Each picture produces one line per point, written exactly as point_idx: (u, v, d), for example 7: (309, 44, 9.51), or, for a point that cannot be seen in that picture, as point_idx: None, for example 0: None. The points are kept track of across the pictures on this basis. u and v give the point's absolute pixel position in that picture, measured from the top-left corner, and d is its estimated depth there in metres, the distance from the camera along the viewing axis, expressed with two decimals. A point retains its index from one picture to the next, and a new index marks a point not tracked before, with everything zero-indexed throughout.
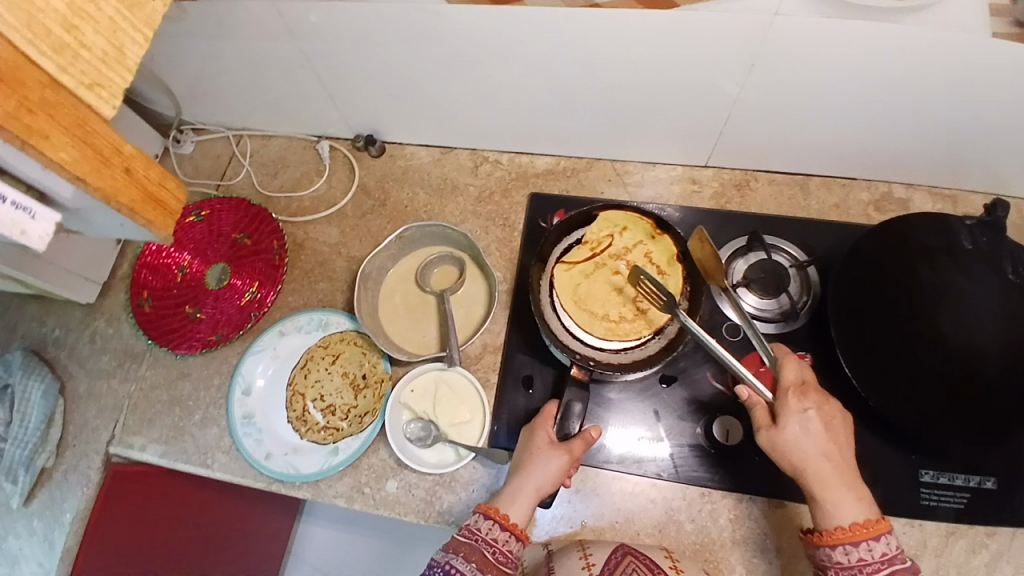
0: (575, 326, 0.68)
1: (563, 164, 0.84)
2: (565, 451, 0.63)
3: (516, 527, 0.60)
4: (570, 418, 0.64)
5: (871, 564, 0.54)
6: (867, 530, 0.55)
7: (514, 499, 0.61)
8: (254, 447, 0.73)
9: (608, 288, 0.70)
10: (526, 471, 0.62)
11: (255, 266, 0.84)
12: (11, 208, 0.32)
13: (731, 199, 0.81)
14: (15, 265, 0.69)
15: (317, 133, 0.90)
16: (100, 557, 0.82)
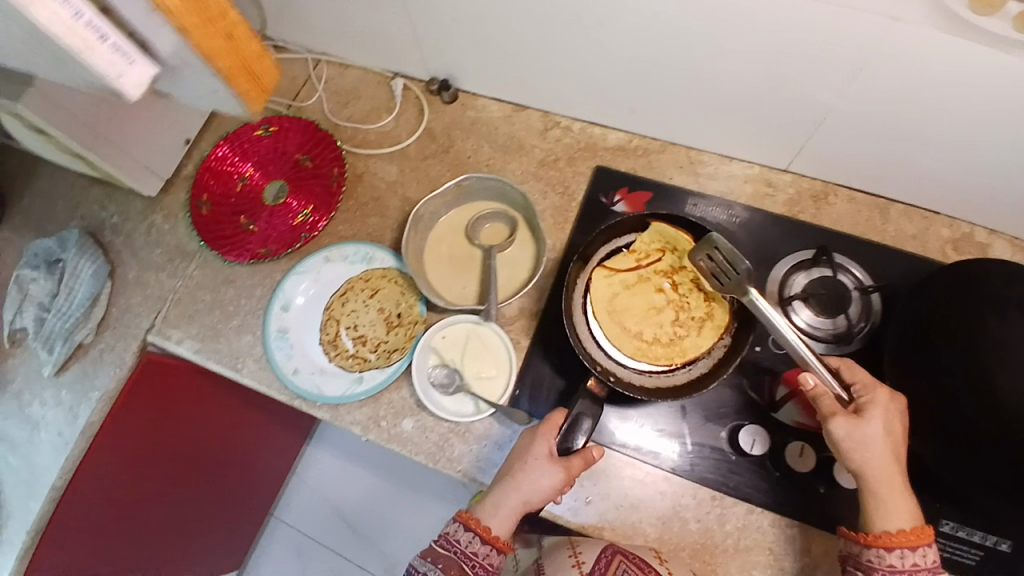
0: (605, 338, 0.69)
1: (635, 142, 0.81)
2: (562, 468, 0.61)
3: (497, 541, 0.63)
4: (576, 432, 0.63)
5: (923, 568, 0.56)
6: (924, 538, 0.57)
7: (496, 513, 0.63)
8: (284, 360, 0.75)
9: (648, 305, 0.69)
10: (517, 484, 0.62)
11: (312, 189, 0.84)
12: (117, 50, 0.36)
13: (805, 209, 0.77)
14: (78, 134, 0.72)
15: (394, 69, 0.89)
16: (123, 436, 0.86)
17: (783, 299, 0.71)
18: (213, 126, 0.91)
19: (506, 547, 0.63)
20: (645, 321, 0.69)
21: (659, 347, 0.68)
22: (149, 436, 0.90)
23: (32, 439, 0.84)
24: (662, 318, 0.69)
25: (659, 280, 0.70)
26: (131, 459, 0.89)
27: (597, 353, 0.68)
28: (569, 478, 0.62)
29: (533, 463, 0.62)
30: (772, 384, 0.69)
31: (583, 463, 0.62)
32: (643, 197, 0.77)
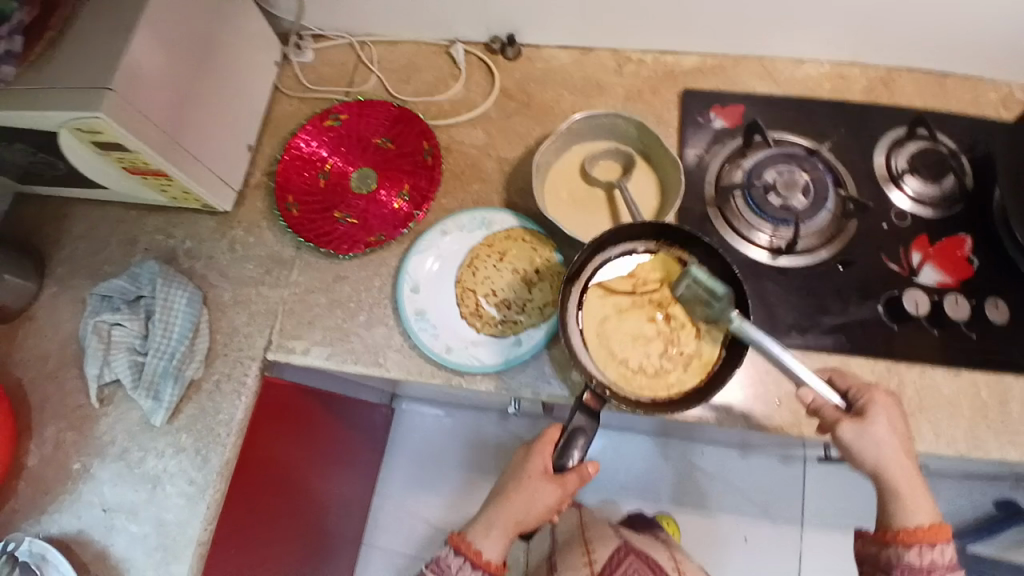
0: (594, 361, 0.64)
1: (711, 62, 0.83)
2: (555, 485, 0.67)
3: (487, 563, 0.68)
4: (574, 446, 0.61)
5: (940, 566, 0.60)
6: (939, 535, 0.60)
7: (486, 535, 0.68)
8: (433, 341, 0.73)
9: (627, 331, 0.66)
10: (509, 502, 0.68)
11: (402, 168, 0.81)
12: None
13: (881, 95, 0.82)
14: (155, 145, 0.69)
15: (451, 36, 0.88)
16: (244, 475, 0.80)
17: (892, 175, 0.77)
18: (270, 128, 0.87)
19: (497, 570, 0.68)
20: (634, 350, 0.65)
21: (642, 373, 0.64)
22: (262, 473, 0.84)
23: (154, 498, 0.76)
24: (649, 344, 0.65)
25: (643, 305, 0.66)
26: (252, 495, 0.84)
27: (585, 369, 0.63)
28: (564, 493, 0.67)
29: (525, 481, 0.68)
30: (906, 252, 0.74)
31: (575, 482, 0.67)
32: (738, 109, 0.80)
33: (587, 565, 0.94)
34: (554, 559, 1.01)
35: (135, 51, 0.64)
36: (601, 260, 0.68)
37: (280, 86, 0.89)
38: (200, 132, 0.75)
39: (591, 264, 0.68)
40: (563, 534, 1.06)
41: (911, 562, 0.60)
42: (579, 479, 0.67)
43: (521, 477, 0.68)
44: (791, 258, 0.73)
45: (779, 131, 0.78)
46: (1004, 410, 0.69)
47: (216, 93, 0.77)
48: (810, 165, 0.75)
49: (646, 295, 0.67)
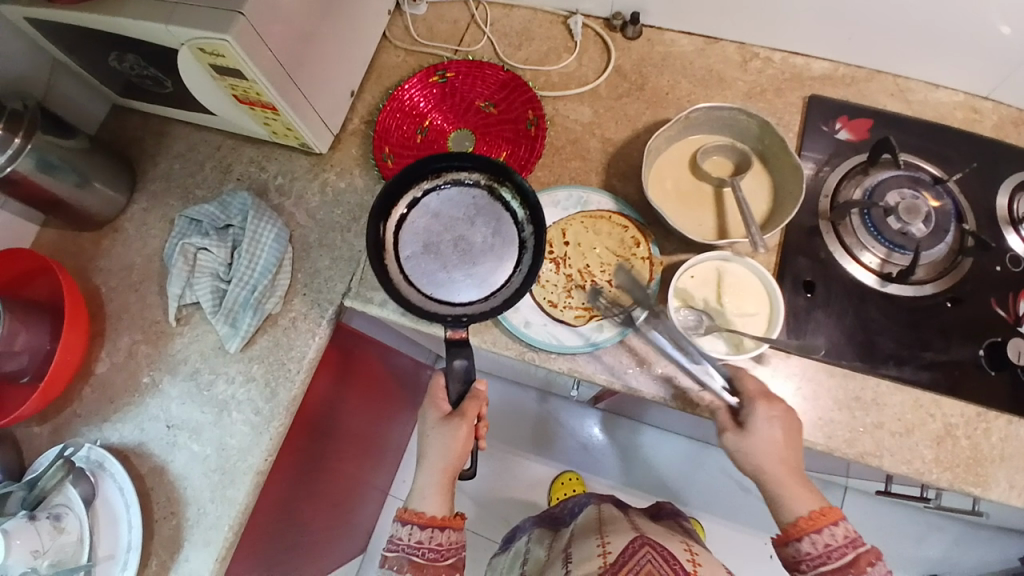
0: (459, 292, 0.69)
1: (842, 71, 0.79)
2: (459, 421, 0.66)
3: (436, 518, 0.67)
4: (452, 377, 0.66)
5: (836, 549, 0.60)
6: (829, 516, 0.61)
7: (423, 498, 0.67)
8: (512, 312, 0.72)
9: (436, 255, 0.71)
10: (428, 460, 0.67)
11: (502, 135, 0.80)
12: None
13: (1011, 133, 0.77)
14: (273, 78, 0.68)
15: (571, 8, 0.85)
16: (299, 416, 0.83)
17: (1012, 218, 0.73)
18: (374, 76, 0.86)
19: (450, 521, 0.67)
20: (455, 257, 0.71)
21: (464, 271, 0.70)
22: (314, 417, 0.87)
23: (220, 422, 0.77)
24: (472, 242, 0.71)
25: (449, 223, 0.72)
26: (303, 436, 0.86)
27: (446, 309, 0.68)
28: (470, 424, 0.66)
29: (430, 431, 0.67)
30: (1014, 301, 0.70)
31: (477, 409, 0.67)
32: (864, 124, 0.75)
33: (599, 564, 0.89)
34: (568, 544, 1.01)
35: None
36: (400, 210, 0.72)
37: (389, 35, 0.88)
38: (313, 73, 0.75)
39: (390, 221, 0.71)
40: (581, 525, 1.05)
41: (812, 555, 0.60)
42: (480, 404, 0.67)
43: (426, 431, 0.67)
44: (899, 287, 0.69)
45: (909, 153, 0.74)
46: None
47: (332, 33, 0.76)
48: (936, 193, 0.70)
49: (435, 223, 0.72)
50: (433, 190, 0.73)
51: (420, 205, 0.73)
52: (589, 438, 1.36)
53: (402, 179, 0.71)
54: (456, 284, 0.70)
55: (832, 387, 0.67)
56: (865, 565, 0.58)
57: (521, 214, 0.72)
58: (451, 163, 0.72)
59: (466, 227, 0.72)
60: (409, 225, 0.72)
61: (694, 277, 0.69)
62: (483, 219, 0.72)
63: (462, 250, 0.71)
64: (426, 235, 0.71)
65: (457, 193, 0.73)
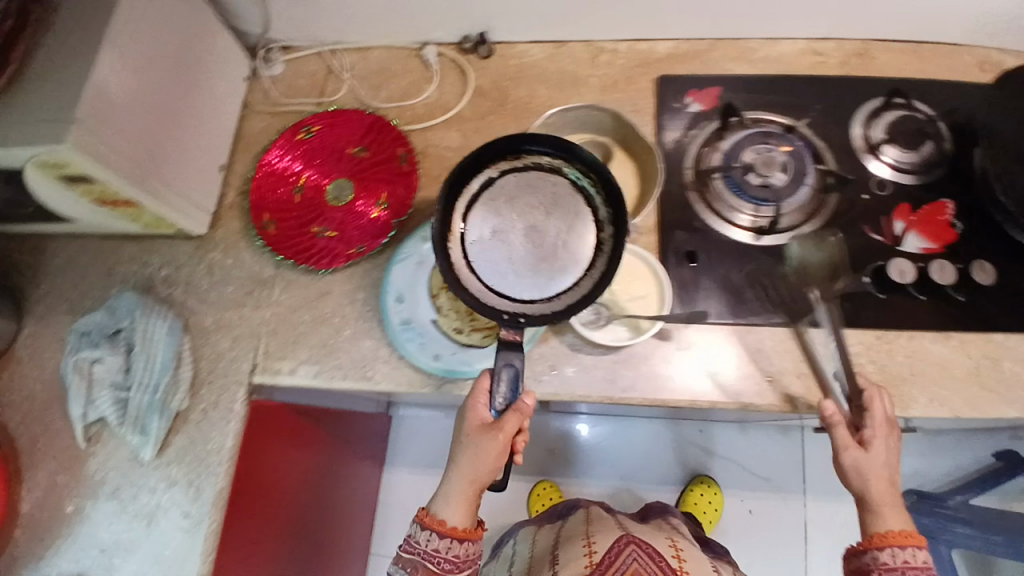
0: (495, 285, 0.64)
1: (686, 47, 0.82)
2: (498, 431, 0.61)
3: (455, 530, 0.64)
4: (501, 384, 0.59)
5: (913, 567, 0.60)
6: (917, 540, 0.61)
7: (446, 503, 0.64)
8: (420, 349, 0.71)
9: (503, 243, 0.65)
10: (459, 467, 0.63)
11: (379, 176, 0.79)
12: None
13: (857, 67, 0.80)
14: (132, 177, 0.67)
15: (420, 39, 0.86)
16: (242, 501, 0.79)
17: (869, 145, 0.76)
18: (242, 145, 0.85)
19: (469, 534, 0.65)
20: (521, 250, 0.64)
21: (539, 258, 0.64)
22: (262, 495, 0.84)
23: (151, 532, 0.74)
24: (545, 233, 0.65)
25: (522, 211, 0.66)
26: (254, 519, 0.83)
27: (500, 303, 0.63)
28: (508, 438, 0.61)
29: (467, 437, 0.63)
30: (888, 222, 0.74)
31: (518, 424, 0.61)
32: (714, 92, 0.79)
33: (587, 564, 0.88)
34: (557, 544, 1.00)
35: (99, 79, 0.62)
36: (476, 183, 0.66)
37: (249, 101, 0.87)
38: (173, 159, 0.73)
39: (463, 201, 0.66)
40: (567, 529, 1.04)
41: (886, 565, 0.61)
42: (522, 418, 0.61)
43: (461, 438, 0.63)
44: (773, 237, 0.73)
45: (761, 110, 0.77)
46: (999, 373, 0.70)
47: (184, 116, 0.75)
48: (786, 142, 0.75)
49: (512, 207, 0.66)
50: (512, 171, 0.67)
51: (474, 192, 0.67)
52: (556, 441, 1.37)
53: (476, 157, 0.65)
54: (517, 279, 0.64)
55: (737, 346, 0.69)
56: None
57: (604, 213, 0.65)
58: (531, 146, 0.67)
59: (542, 217, 0.66)
60: (484, 202, 0.66)
61: None
62: (560, 210, 0.66)
63: (534, 241, 0.65)
64: (496, 220, 0.66)
65: (535, 177, 0.67)
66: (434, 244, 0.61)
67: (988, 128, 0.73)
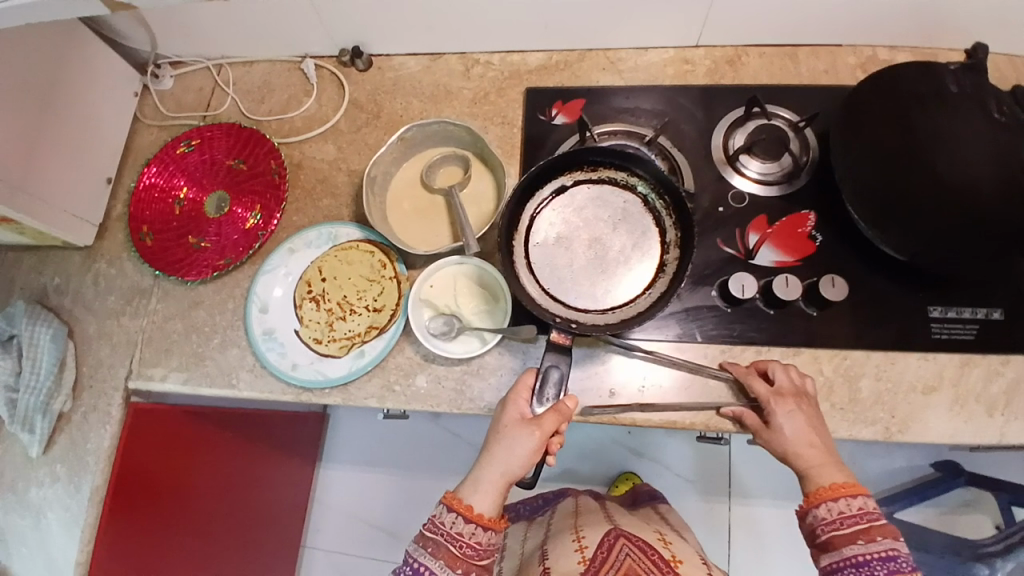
0: (552, 292, 0.67)
1: (556, 58, 0.83)
2: (536, 427, 0.62)
3: (481, 518, 0.62)
4: (548, 384, 0.65)
5: (852, 516, 0.59)
6: (855, 490, 0.60)
7: (478, 489, 0.62)
8: (280, 358, 0.74)
9: (568, 251, 0.69)
10: (492, 458, 0.62)
11: (254, 189, 0.82)
12: None
13: (725, 75, 0.81)
14: (8, 203, 0.70)
15: (301, 53, 0.88)
16: (130, 500, 0.81)
17: (728, 157, 0.75)
18: (131, 158, 0.88)
19: (494, 524, 0.62)
20: (586, 261, 0.68)
21: (599, 273, 0.68)
22: (154, 498, 0.86)
23: (38, 526, 0.77)
24: (608, 247, 0.69)
25: (590, 222, 0.70)
26: (145, 519, 0.85)
27: (555, 307, 0.66)
28: (544, 437, 0.62)
29: (503, 429, 0.63)
30: (742, 235, 0.73)
31: (556, 425, 0.63)
32: (578, 104, 0.80)
33: (580, 562, 0.91)
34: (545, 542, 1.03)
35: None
36: (549, 193, 0.70)
37: (140, 115, 0.90)
38: (50, 179, 0.76)
39: (527, 210, 0.70)
40: (556, 524, 1.08)
41: (826, 521, 0.60)
42: (561, 419, 0.63)
43: (498, 430, 0.63)
44: None
45: (623, 121, 0.78)
46: (855, 393, 0.71)
47: (64, 134, 0.78)
48: (639, 154, 0.75)
49: (575, 217, 0.70)
50: (585, 182, 0.70)
51: (568, 198, 0.70)
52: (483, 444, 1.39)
53: (559, 163, 0.69)
54: (581, 289, 0.67)
55: (581, 358, 0.70)
56: (876, 535, 0.58)
57: (671, 234, 0.68)
58: (606, 159, 0.70)
59: (606, 231, 0.69)
60: (551, 212, 0.70)
61: (435, 285, 0.73)
62: (626, 226, 0.69)
63: (597, 254, 0.68)
64: (563, 228, 0.69)
65: (608, 192, 0.70)
66: (505, 246, 0.65)
67: (840, 136, 0.70)
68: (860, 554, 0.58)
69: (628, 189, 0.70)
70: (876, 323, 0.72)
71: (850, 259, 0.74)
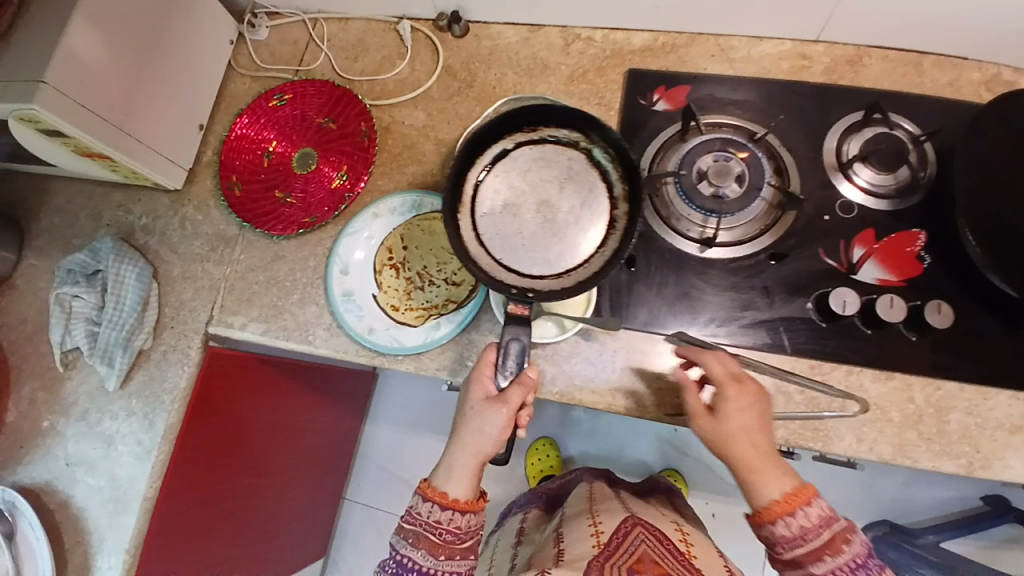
0: (505, 259, 0.65)
1: (661, 40, 0.79)
2: (501, 404, 0.62)
3: (456, 503, 0.65)
4: (509, 357, 0.61)
5: (812, 530, 0.56)
6: (802, 496, 0.57)
7: (449, 477, 0.65)
8: (357, 322, 0.74)
9: (516, 214, 0.67)
10: (463, 441, 0.64)
11: (342, 148, 0.82)
12: None
13: (845, 74, 0.75)
14: (99, 134, 0.72)
15: (398, 13, 0.86)
16: (199, 433, 0.86)
17: (840, 163, 0.72)
18: (223, 106, 0.89)
19: (470, 506, 0.66)
20: (535, 224, 0.67)
21: (553, 234, 0.67)
22: (221, 433, 0.91)
23: (109, 456, 0.81)
24: (557, 209, 0.68)
25: (536, 185, 0.68)
26: (210, 452, 0.90)
27: (510, 277, 0.64)
28: (513, 412, 0.62)
29: (468, 411, 0.64)
30: (846, 248, 0.70)
31: (523, 398, 0.62)
32: (681, 91, 0.76)
33: (594, 545, 0.84)
34: (559, 524, 0.98)
35: (71, 41, 0.66)
36: (489, 156, 0.69)
37: (235, 63, 0.90)
38: (142, 116, 0.77)
39: (473, 174, 0.68)
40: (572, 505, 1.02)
41: (786, 539, 0.57)
42: (526, 392, 0.62)
43: (464, 410, 0.64)
44: (720, 250, 0.70)
45: (726, 114, 0.74)
46: (943, 425, 0.69)
47: (162, 74, 0.78)
48: (746, 151, 0.71)
49: (520, 181, 0.68)
50: (527, 145, 0.69)
51: (511, 158, 0.69)
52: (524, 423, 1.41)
53: (498, 124, 0.68)
54: (531, 252, 0.66)
55: (661, 356, 0.69)
56: (842, 546, 0.55)
57: (618, 190, 0.67)
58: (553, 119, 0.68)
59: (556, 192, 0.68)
60: (493, 177, 0.69)
61: None
62: (574, 186, 0.68)
63: (545, 216, 0.67)
64: (509, 194, 0.68)
65: (553, 153, 0.69)
66: (449, 222, 0.63)
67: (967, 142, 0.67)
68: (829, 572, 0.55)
69: (574, 148, 0.69)
70: (971, 357, 0.69)
71: (950, 291, 0.70)
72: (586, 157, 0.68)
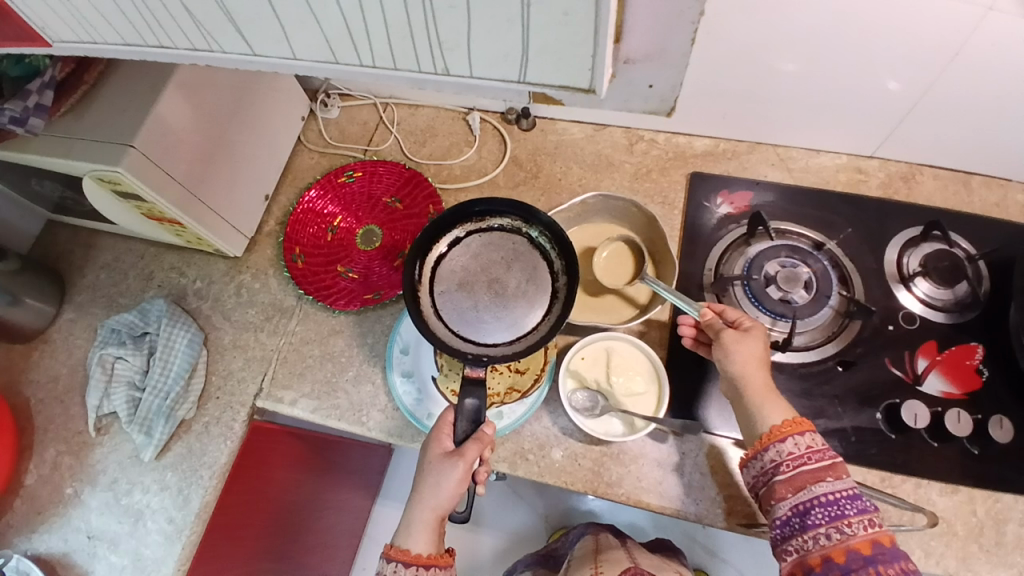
0: (460, 330, 0.66)
1: (723, 146, 0.83)
2: (458, 458, 0.60)
3: (421, 558, 0.61)
4: (461, 416, 0.60)
5: (817, 452, 0.57)
6: (802, 427, 0.59)
7: (411, 532, 0.62)
8: (415, 405, 0.74)
9: (469, 292, 0.68)
10: (422, 498, 0.61)
11: (407, 228, 0.84)
12: None
13: (898, 190, 0.80)
14: (178, 204, 0.72)
15: (469, 105, 0.90)
16: (237, 495, 0.84)
17: (901, 275, 0.75)
18: (290, 178, 0.91)
19: (436, 561, 0.62)
20: (488, 299, 0.68)
21: (502, 309, 0.67)
22: (256, 497, 0.88)
23: (136, 532, 0.76)
24: (506, 285, 0.68)
25: (486, 264, 0.69)
26: (239, 518, 0.87)
27: (466, 347, 0.65)
28: (469, 467, 0.61)
29: (426, 467, 0.62)
30: (911, 359, 0.72)
31: (479, 453, 0.61)
32: (745, 196, 0.80)
33: None
34: None
35: (158, 109, 0.66)
36: (445, 241, 0.70)
37: (304, 138, 0.93)
38: (216, 185, 0.78)
39: (429, 258, 0.69)
40: (575, 553, 0.95)
41: (793, 458, 0.57)
42: (483, 447, 0.61)
43: (423, 466, 0.62)
44: (786, 355, 0.72)
45: (789, 222, 0.78)
46: (1009, 543, 0.66)
47: (234, 143, 0.79)
48: (814, 259, 0.75)
49: (472, 263, 0.69)
50: (476, 231, 0.70)
51: (462, 244, 0.70)
52: (544, 506, 1.34)
53: (443, 218, 0.69)
54: (485, 325, 0.67)
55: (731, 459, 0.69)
56: (842, 471, 0.56)
57: (558, 264, 0.68)
58: (490, 208, 0.70)
59: (502, 270, 0.69)
60: (448, 261, 0.69)
61: (585, 358, 0.72)
62: (519, 264, 0.69)
63: (495, 292, 0.68)
64: (463, 274, 0.69)
65: (498, 237, 0.70)
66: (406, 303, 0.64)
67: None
68: (828, 492, 0.56)
69: (517, 233, 0.70)
70: None
71: (1009, 407, 0.70)
72: (527, 239, 0.70)
